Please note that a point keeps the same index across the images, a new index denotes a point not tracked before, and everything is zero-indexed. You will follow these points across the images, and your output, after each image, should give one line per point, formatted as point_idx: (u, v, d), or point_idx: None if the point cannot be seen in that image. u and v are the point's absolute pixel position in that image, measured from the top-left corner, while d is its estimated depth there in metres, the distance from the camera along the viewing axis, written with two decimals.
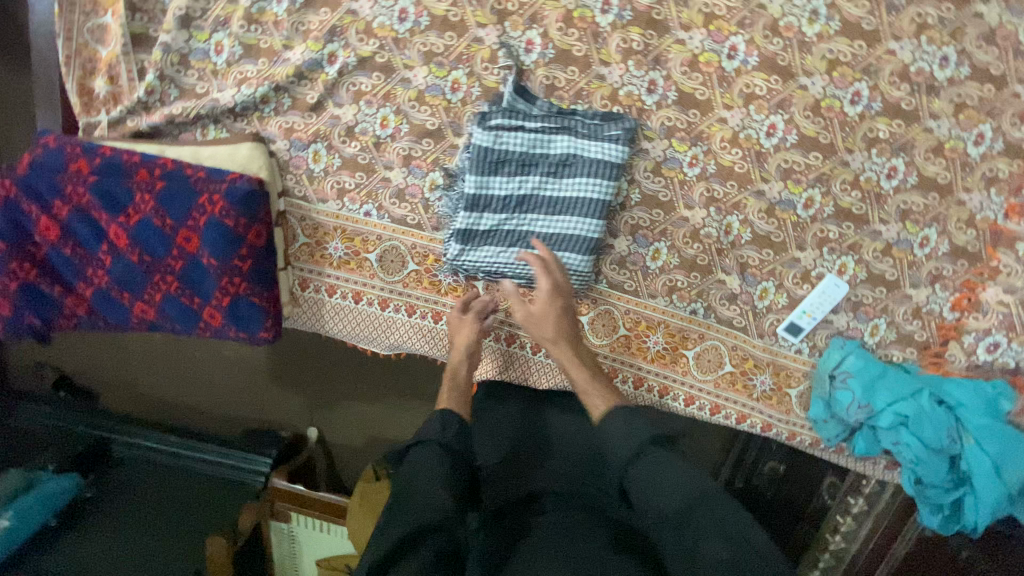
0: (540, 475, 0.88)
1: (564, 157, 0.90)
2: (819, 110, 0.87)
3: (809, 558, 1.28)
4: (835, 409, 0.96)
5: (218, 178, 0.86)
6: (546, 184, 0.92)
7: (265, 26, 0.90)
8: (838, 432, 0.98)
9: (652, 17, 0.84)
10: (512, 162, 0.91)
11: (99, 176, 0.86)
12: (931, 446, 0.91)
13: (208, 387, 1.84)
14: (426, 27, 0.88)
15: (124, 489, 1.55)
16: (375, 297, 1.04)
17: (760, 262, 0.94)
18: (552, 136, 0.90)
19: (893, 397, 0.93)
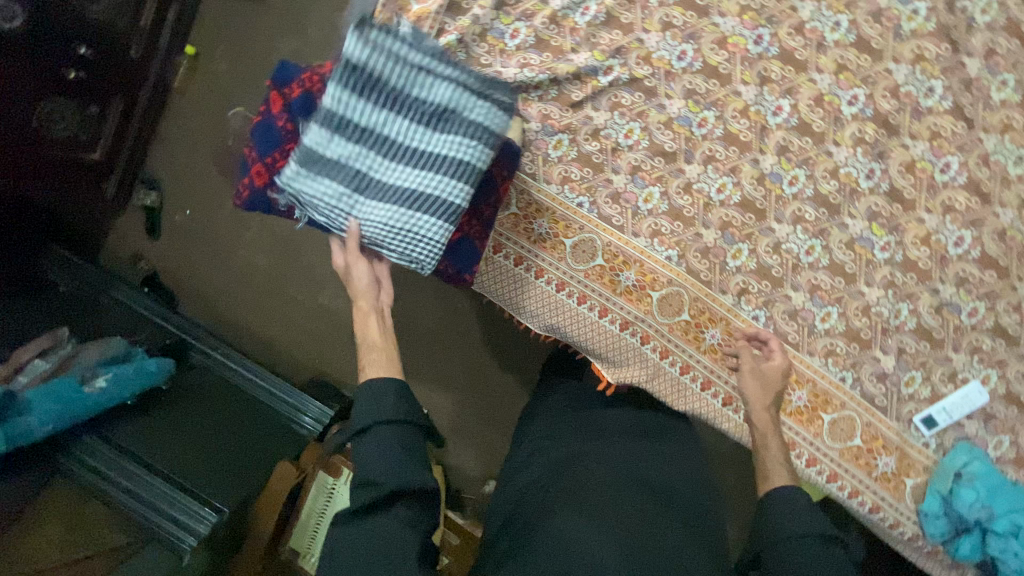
0: (600, 445, 1.02)
1: (411, 138, 0.86)
2: (1002, 236, 1.01)
3: None
4: (952, 505, 1.03)
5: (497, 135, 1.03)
6: (410, 158, 0.86)
7: (562, 29, 1.06)
8: (943, 533, 1.05)
9: (888, 120, 1.01)
10: (363, 115, 0.83)
11: None
12: None
13: (291, 328, 1.86)
14: (697, 69, 1.04)
15: (194, 392, 1.52)
16: (554, 278, 1.11)
17: (916, 350, 1.05)
18: (365, 104, 0.83)
19: (1010, 505, 1.00)
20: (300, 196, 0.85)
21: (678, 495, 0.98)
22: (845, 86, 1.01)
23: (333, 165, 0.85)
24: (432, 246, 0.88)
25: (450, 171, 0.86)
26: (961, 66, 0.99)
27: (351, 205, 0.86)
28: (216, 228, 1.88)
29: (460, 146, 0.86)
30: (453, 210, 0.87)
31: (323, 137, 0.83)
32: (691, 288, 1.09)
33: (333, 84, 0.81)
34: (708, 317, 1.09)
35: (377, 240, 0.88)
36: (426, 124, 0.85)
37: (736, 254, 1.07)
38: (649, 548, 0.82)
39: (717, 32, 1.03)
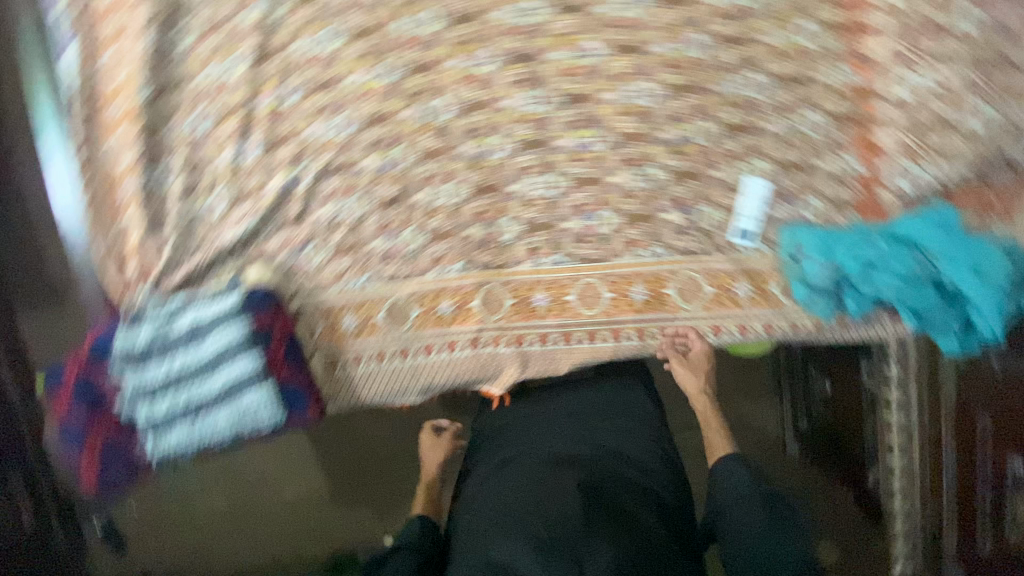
0: (550, 440, 1.14)
1: (191, 355, 1.03)
2: (673, 64, 1.08)
3: (886, 463, 1.25)
4: (812, 283, 1.08)
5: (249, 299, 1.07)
6: (201, 366, 1.03)
7: (243, 176, 1.14)
8: (828, 309, 1.09)
9: (522, 52, 1.09)
10: (153, 369, 1.03)
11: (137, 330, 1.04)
12: (905, 275, 1.02)
13: (272, 539, 1.74)
14: (362, 125, 1.12)
15: None
16: (394, 351, 1.17)
17: (689, 193, 1.12)
18: (149, 363, 1.03)
19: (851, 251, 1.04)
20: (172, 450, 1.06)
21: (629, 459, 1.11)
22: (473, 52, 1.09)
23: (168, 414, 1.04)
24: (271, 405, 1.05)
25: (234, 356, 1.03)
26: None
27: (203, 426, 1.05)
28: (164, 501, 1.70)
29: (224, 329, 1.03)
30: (259, 368, 1.03)
31: (145, 404, 1.04)
32: (497, 277, 1.16)
33: (124, 372, 1.03)
34: (527, 288, 1.16)
35: (240, 429, 1.05)
36: (193, 337, 1.03)
37: (506, 229, 1.15)
38: (600, 497, 1.00)
39: (352, 90, 1.10)
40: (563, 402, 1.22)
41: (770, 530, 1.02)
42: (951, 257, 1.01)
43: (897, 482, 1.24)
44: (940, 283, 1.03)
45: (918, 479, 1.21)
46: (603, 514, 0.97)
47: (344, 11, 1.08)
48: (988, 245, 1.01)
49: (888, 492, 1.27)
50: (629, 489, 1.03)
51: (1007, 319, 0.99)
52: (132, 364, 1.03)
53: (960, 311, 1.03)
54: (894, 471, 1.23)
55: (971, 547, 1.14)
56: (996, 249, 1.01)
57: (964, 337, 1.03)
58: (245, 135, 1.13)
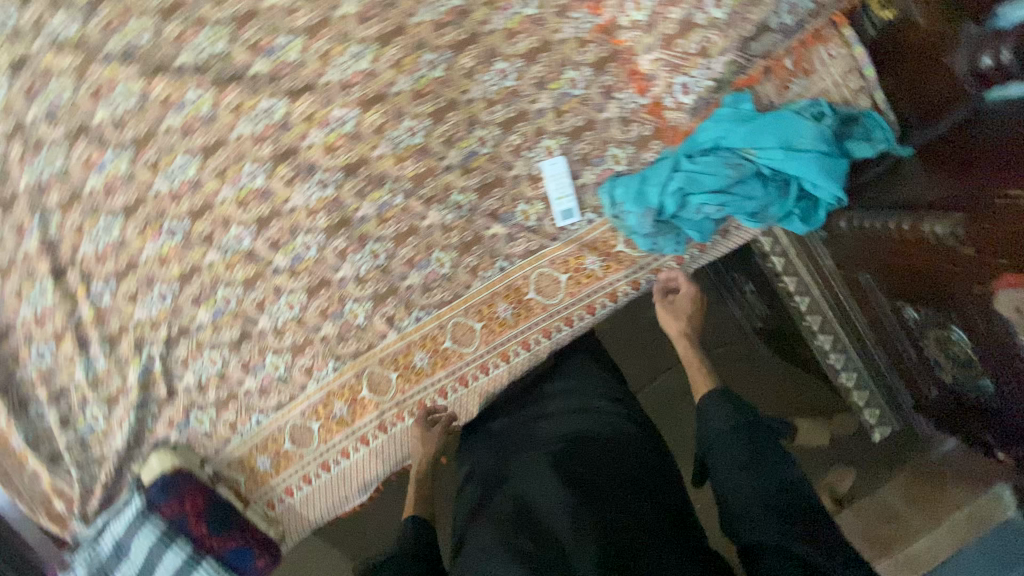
0: (517, 440, 1.00)
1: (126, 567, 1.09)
2: (422, 93, 1.06)
3: (815, 347, 1.22)
4: (643, 231, 1.05)
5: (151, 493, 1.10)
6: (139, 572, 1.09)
7: (104, 380, 1.16)
8: (679, 243, 1.07)
9: (281, 152, 1.08)
10: None
11: (81, 562, 1.13)
12: (721, 184, 0.99)
13: None
14: (179, 287, 1.13)
15: None
16: (318, 466, 1.19)
17: (500, 201, 1.10)
18: None
19: (662, 184, 1.01)
20: None
21: (609, 424, 0.98)
22: (238, 175, 1.09)
23: None
24: None
25: (160, 555, 1.08)
26: (258, 75, 1.05)
27: None
28: None
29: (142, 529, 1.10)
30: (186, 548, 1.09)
31: None
32: (371, 360, 1.15)
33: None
34: (403, 354, 1.15)
35: None
36: (121, 550, 1.10)
37: (355, 313, 1.14)
38: (600, 490, 0.82)
39: (153, 260, 1.12)
40: (563, 388, 1.08)
41: (753, 463, 0.88)
42: (761, 148, 0.99)
43: (833, 356, 1.21)
44: (763, 173, 1.01)
45: (848, 350, 1.18)
46: (615, 501, 0.81)
47: (109, 195, 1.10)
48: (789, 118, 0.98)
49: (832, 371, 1.23)
50: (642, 483, 0.86)
51: (840, 179, 0.96)
52: None
53: (793, 190, 1.00)
54: (825, 349, 1.21)
55: (920, 396, 1.08)
56: (798, 117, 0.98)
57: (806, 213, 1.01)
58: (86, 346, 1.15)
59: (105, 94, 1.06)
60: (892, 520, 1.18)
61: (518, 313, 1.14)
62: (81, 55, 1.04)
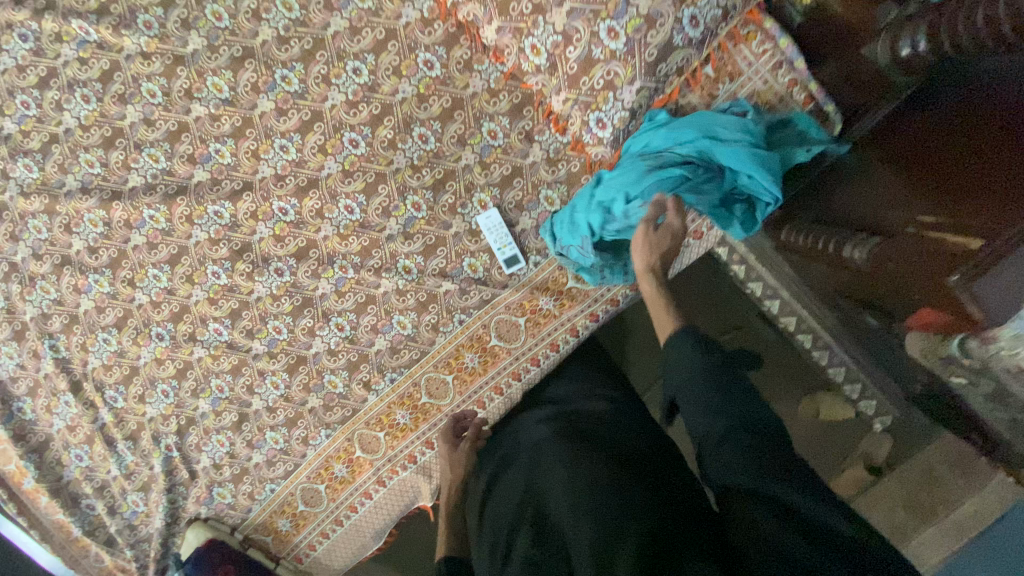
0: (528, 434, 0.98)
1: None
2: (350, 171, 1.10)
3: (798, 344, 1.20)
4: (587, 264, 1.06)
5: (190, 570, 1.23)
6: None
7: (135, 471, 1.30)
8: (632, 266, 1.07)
9: (237, 249, 1.15)
10: None
11: None
12: (640, 179, 0.92)
13: None
14: (177, 383, 1.24)
15: None
16: (332, 522, 1.29)
17: (447, 259, 1.14)
18: None
19: (588, 203, 1.00)
20: None
21: (617, 414, 0.96)
22: (205, 276, 1.17)
23: None
24: None
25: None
26: (201, 183, 1.13)
27: None
28: None
29: None
30: None
31: None
32: (358, 422, 1.22)
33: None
34: (385, 414, 1.21)
35: None
36: None
37: (334, 382, 1.21)
38: (625, 464, 0.78)
39: (151, 362, 1.23)
40: (585, 397, 1.04)
41: (709, 398, 0.65)
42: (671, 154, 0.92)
43: (817, 353, 1.18)
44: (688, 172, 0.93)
45: (831, 348, 1.15)
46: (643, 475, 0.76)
47: (100, 313, 1.21)
48: (706, 117, 0.93)
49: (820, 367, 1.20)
50: (670, 485, 0.74)
51: (773, 166, 0.87)
52: None
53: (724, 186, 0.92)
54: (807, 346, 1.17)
55: (908, 393, 1.04)
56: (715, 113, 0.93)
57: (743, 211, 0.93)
58: (114, 444, 1.29)
59: (77, 226, 1.17)
60: (932, 485, 1.19)
61: (486, 360, 1.16)
62: (47, 196, 1.15)
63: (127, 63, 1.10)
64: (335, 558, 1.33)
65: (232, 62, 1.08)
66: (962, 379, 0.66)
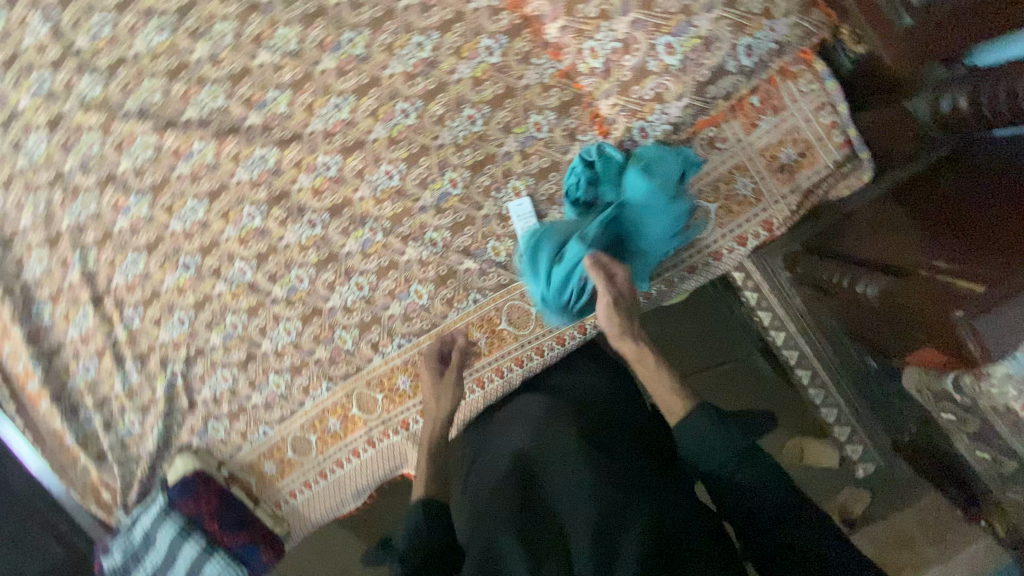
0: (524, 417, 0.98)
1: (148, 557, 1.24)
2: (396, 139, 1.14)
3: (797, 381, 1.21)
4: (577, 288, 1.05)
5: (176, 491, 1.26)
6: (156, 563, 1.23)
7: (138, 391, 1.34)
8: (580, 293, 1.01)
9: (275, 195, 1.20)
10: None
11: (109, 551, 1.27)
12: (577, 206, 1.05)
13: None
14: (195, 314, 1.28)
15: None
16: (316, 474, 1.32)
17: (472, 239, 1.17)
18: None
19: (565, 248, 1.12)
20: None
21: (613, 410, 0.98)
22: (240, 216, 1.22)
23: None
24: (229, 568, 1.24)
25: (179, 546, 1.22)
26: (252, 126, 1.18)
27: None
28: None
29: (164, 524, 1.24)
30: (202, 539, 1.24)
31: None
32: (359, 381, 1.26)
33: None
34: (388, 378, 1.25)
35: None
36: (143, 544, 1.25)
37: (344, 338, 1.24)
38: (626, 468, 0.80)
39: (173, 290, 1.27)
40: (580, 387, 1.06)
41: (745, 472, 0.70)
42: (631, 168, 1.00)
43: (814, 392, 1.19)
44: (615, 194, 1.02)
45: (828, 390, 1.17)
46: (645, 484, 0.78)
47: (134, 234, 1.26)
48: None
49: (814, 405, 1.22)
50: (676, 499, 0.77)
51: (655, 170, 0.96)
52: None
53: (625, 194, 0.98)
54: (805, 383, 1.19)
55: (895, 439, 1.06)
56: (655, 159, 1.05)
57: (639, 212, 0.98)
58: (123, 362, 1.33)
59: (127, 147, 1.21)
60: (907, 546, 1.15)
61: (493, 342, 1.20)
62: (105, 114, 1.21)
63: (205, 3, 1.16)
64: (312, 513, 1.34)
65: (303, 18, 1.13)
66: (950, 416, 0.70)
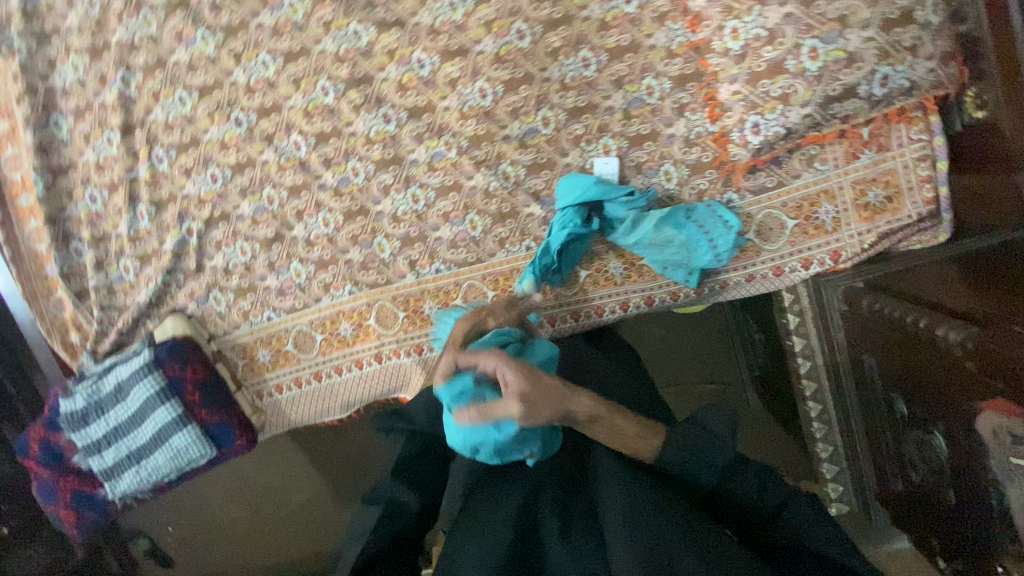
0: None
1: (115, 408, 1.15)
2: (503, 59, 1.07)
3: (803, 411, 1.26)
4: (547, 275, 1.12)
5: (161, 349, 1.16)
6: (121, 416, 1.15)
7: (143, 238, 1.24)
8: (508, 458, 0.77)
9: (356, 77, 1.12)
10: (88, 428, 1.16)
11: (72, 389, 1.19)
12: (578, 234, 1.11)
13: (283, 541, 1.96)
14: (231, 175, 1.19)
15: None
16: (310, 375, 1.27)
17: (546, 183, 1.12)
18: (87, 426, 1.16)
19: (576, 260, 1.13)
20: (130, 490, 1.20)
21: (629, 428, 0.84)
22: (312, 87, 1.13)
23: (114, 463, 1.18)
24: (198, 443, 1.17)
25: (153, 409, 1.14)
26: None
27: (142, 467, 1.17)
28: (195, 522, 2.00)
29: (137, 381, 1.14)
30: (174, 407, 1.15)
31: (98, 457, 1.17)
32: (384, 294, 1.21)
33: (71, 433, 1.17)
34: (415, 299, 1.20)
35: (179, 465, 1.18)
36: (111, 394, 1.16)
37: (383, 247, 1.19)
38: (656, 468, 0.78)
39: (215, 142, 1.18)
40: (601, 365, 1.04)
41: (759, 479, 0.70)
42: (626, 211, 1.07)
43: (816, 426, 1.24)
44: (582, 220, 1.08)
45: (833, 429, 1.20)
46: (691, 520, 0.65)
47: (189, 71, 1.15)
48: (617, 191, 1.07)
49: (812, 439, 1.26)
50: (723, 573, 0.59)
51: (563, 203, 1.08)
52: (69, 424, 1.17)
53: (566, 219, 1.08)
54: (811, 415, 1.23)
55: (886, 489, 1.10)
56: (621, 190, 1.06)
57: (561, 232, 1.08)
58: (135, 203, 1.23)
59: None
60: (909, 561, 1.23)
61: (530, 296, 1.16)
62: None
63: None
64: (292, 414, 1.29)
65: None
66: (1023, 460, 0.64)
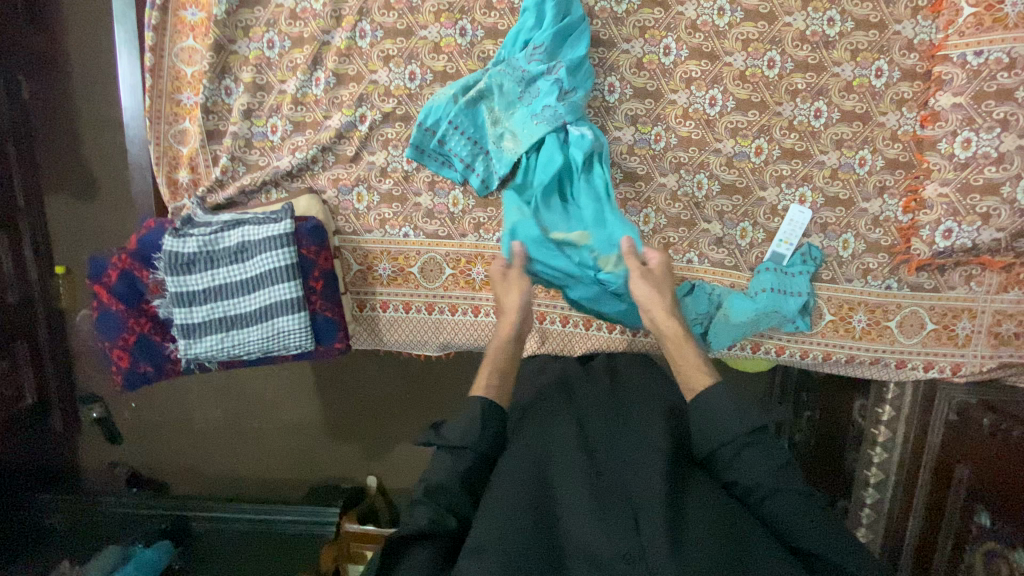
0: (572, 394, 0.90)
1: (232, 268, 1.07)
2: (745, 79, 1.10)
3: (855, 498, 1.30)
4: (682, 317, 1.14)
5: (302, 226, 1.09)
6: (234, 276, 1.07)
7: (308, 105, 1.16)
8: (553, 32, 1.04)
9: (600, 37, 1.11)
10: (190, 279, 1.06)
11: (184, 234, 1.09)
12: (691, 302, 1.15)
13: (259, 456, 1.69)
14: (431, 81, 1.13)
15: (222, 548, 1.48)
16: (422, 304, 1.21)
17: (732, 207, 1.15)
18: (189, 275, 1.06)
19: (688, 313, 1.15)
20: (205, 358, 1.10)
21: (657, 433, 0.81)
22: None
23: (202, 323, 1.08)
24: (302, 333, 1.09)
25: (272, 281, 1.06)
26: None
27: (231, 337, 1.08)
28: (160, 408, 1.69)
29: (266, 247, 1.06)
30: (292, 287, 1.07)
31: (186, 311, 1.07)
32: None
33: (166, 276, 1.06)
34: None
35: (270, 348, 1.10)
36: (230, 251, 1.07)
37: None
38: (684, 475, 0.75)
39: (429, 42, 1.12)
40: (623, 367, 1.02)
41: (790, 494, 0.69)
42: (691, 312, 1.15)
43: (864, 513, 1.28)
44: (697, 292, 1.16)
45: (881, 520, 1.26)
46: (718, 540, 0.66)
47: None
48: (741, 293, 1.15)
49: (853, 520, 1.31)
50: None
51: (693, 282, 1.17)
52: (167, 268, 1.06)
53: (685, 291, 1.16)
54: None
55: None
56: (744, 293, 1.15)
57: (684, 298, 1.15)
58: (315, 67, 1.15)
59: None
60: None
61: None
62: None
63: None
64: (387, 335, 1.24)
65: None
66: None
